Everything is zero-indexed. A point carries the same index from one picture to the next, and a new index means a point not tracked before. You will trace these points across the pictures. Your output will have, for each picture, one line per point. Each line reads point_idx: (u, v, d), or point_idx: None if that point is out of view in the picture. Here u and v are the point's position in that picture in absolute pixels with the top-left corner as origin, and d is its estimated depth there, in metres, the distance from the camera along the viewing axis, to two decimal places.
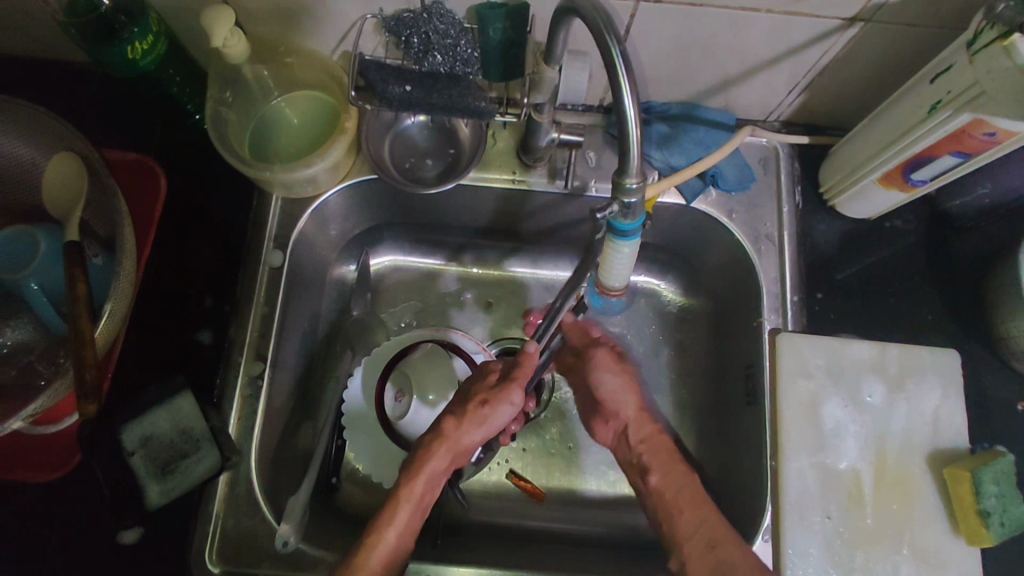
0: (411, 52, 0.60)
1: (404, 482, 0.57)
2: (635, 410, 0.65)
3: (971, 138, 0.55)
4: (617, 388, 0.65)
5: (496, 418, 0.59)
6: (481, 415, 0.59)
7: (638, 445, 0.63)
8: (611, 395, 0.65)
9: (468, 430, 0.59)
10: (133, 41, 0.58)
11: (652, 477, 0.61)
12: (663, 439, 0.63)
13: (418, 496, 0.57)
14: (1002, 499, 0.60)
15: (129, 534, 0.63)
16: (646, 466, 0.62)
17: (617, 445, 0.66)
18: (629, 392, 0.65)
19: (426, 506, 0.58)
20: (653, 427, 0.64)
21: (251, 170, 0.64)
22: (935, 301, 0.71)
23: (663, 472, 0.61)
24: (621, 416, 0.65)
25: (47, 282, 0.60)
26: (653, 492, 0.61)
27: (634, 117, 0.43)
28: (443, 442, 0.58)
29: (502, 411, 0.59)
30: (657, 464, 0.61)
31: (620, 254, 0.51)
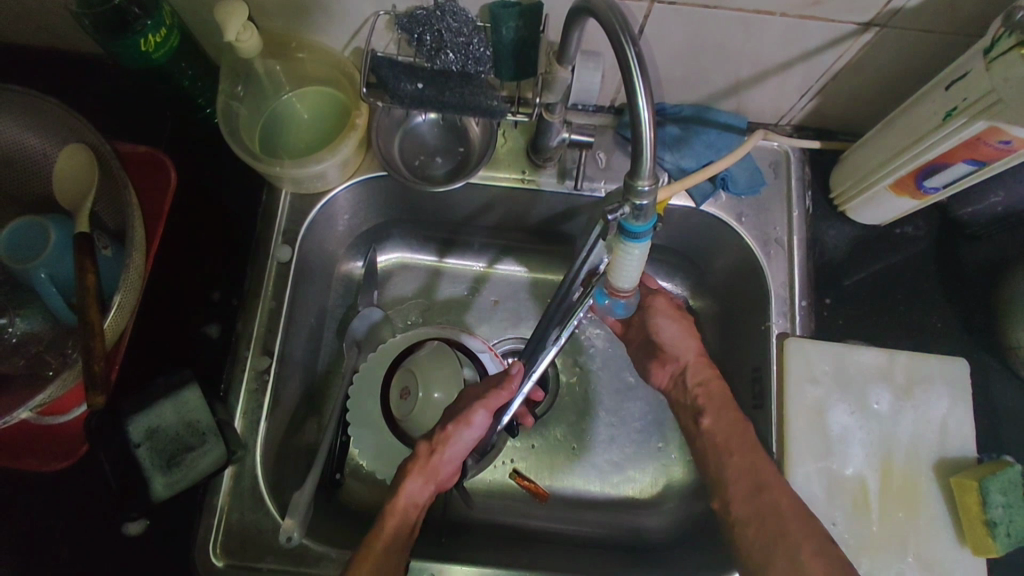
0: (422, 50, 0.59)
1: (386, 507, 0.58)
2: (695, 355, 0.69)
3: (985, 145, 0.54)
4: (676, 334, 0.69)
5: (459, 439, 0.59)
6: (443, 438, 0.59)
7: (695, 388, 0.68)
8: (670, 341, 0.69)
9: (436, 453, 0.59)
10: (146, 34, 0.58)
11: (705, 418, 0.65)
12: (721, 384, 0.67)
13: (400, 521, 0.58)
14: (1009, 509, 0.60)
15: (135, 526, 0.63)
16: (700, 408, 0.66)
17: (672, 386, 0.70)
18: (688, 338, 0.69)
19: (408, 530, 0.58)
20: (709, 371, 0.68)
21: (262, 165, 0.64)
22: (944, 308, 0.70)
23: (715, 414, 0.65)
24: (680, 360, 0.69)
25: (57, 272, 0.60)
26: (703, 432, 0.65)
27: (647, 118, 0.43)
28: (414, 466, 0.59)
29: (465, 432, 0.59)
30: (710, 406, 0.66)
31: (630, 256, 0.50)
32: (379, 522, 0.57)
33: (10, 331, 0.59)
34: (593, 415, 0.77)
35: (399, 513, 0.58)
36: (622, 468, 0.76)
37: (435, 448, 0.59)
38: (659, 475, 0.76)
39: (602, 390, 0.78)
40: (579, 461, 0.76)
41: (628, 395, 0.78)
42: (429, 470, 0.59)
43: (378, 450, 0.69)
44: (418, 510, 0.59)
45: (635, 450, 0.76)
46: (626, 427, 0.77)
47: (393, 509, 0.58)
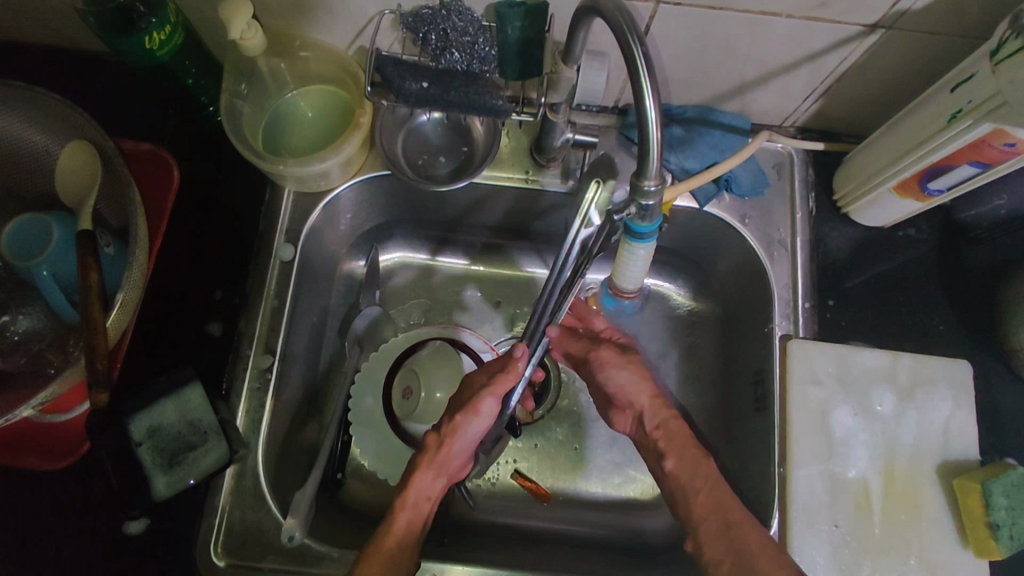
0: (428, 48, 0.60)
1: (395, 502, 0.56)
2: (649, 398, 0.64)
3: (990, 148, 0.54)
4: (628, 380, 0.65)
5: (469, 430, 0.58)
6: (453, 429, 0.58)
7: (655, 431, 0.63)
8: (620, 389, 0.65)
9: (445, 446, 0.58)
10: (151, 32, 0.58)
11: (668, 461, 0.60)
12: (680, 423, 0.63)
13: (409, 517, 0.56)
14: (1012, 512, 0.59)
15: (135, 525, 0.62)
16: (662, 451, 0.62)
17: (636, 431, 0.65)
18: (640, 382, 0.65)
19: (419, 525, 0.57)
20: (667, 411, 0.64)
21: (264, 162, 0.64)
22: (947, 311, 0.70)
23: (678, 457, 0.60)
24: (634, 405, 0.65)
25: (59, 270, 0.59)
26: (669, 475, 0.60)
27: (654, 118, 0.43)
28: (422, 459, 0.58)
29: (473, 422, 0.58)
30: (673, 448, 0.61)
31: (634, 256, 0.51)
32: (389, 517, 0.56)
33: (13, 328, 0.59)
34: (596, 415, 0.77)
35: (409, 509, 0.56)
36: (624, 469, 0.76)
37: (444, 441, 0.58)
38: None
39: None
40: (581, 461, 0.76)
41: None
42: (439, 463, 0.58)
43: (380, 449, 0.69)
44: (429, 505, 0.58)
45: (637, 451, 0.76)
46: None
47: (402, 504, 0.56)
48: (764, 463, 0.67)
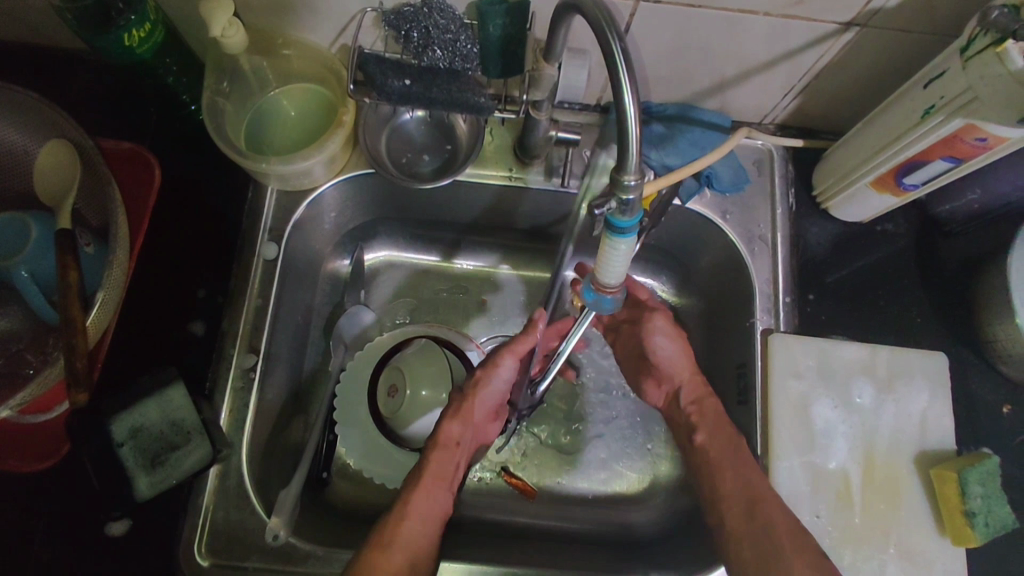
0: (410, 46, 0.60)
1: (429, 444, 0.61)
2: (690, 375, 0.68)
3: (963, 143, 0.56)
4: (672, 353, 0.69)
5: (493, 381, 0.63)
6: (477, 381, 0.63)
7: (689, 406, 0.67)
8: (666, 360, 0.69)
9: (471, 397, 0.62)
10: (130, 29, 0.58)
11: (698, 435, 0.65)
12: (715, 403, 0.66)
13: (444, 457, 0.60)
14: (987, 499, 0.61)
15: (118, 526, 0.62)
16: (694, 425, 0.66)
17: (669, 405, 0.70)
18: (684, 357, 0.69)
19: (453, 465, 0.61)
20: (702, 389, 0.68)
21: (248, 161, 0.63)
22: (925, 304, 0.72)
23: (708, 431, 0.65)
24: (675, 380, 0.69)
25: (38, 269, 0.58)
26: (698, 448, 0.65)
27: (633, 114, 0.43)
28: (451, 408, 0.62)
29: (494, 375, 0.63)
30: (702, 423, 0.66)
31: (616, 251, 0.51)
32: (425, 457, 0.60)
33: None
34: (581, 412, 0.78)
35: (442, 449, 0.61)
36: (609, 464, 0.76)
37: (470, 392, 0.62)
38: (646, 471, 0.76)
39: (588, 386, 0.79)
40: (566, 457, 0.76)
41: (615, 391, 0.79)
42: (464, 411, 0.62)
43: (366, 447, 0.69)
44: (460, 450, 0.61)
45: (623, 446, 0.77)
46: (612, 424, 0.77)
47: (436, 446, 0.61)
48: None
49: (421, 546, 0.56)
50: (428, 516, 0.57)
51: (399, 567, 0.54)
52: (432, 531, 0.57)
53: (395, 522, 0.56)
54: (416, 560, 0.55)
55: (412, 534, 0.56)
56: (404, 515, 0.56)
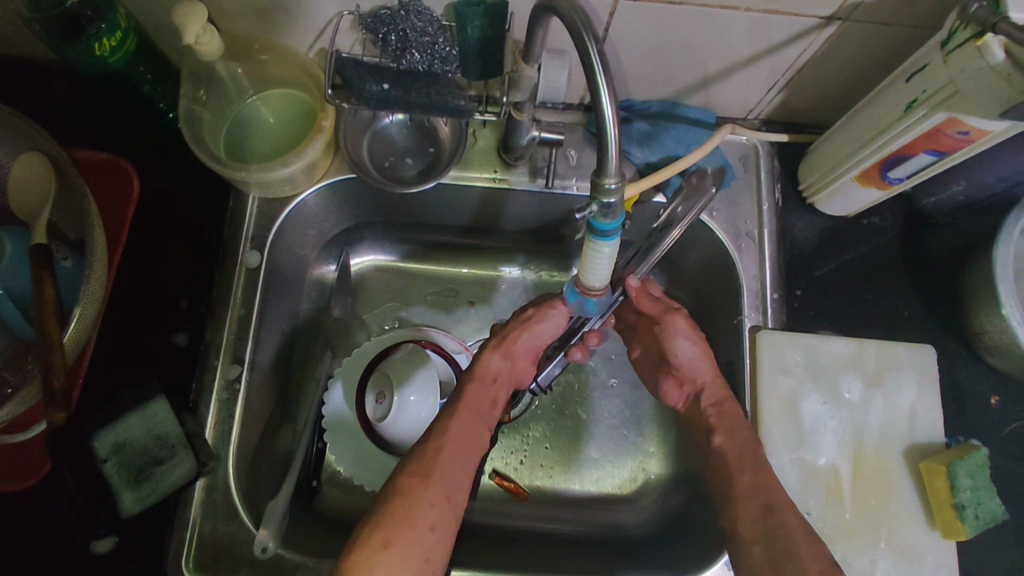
0: (388, 49, 0.59)
1: (469, 375, 0.61)
2: (711, 378, 0.65)
3: (946, 136, 0.55)
4: (694, 355, 0.66)
5: (545, 321, 0.65)
6: (527, 319, 0.65)
7: (709, 409, 0.64)
8: (690, 362, 0.66)
9: (514, 334, 0.64)
10: (101, 37, 0.57)
11: (717, 436, 0.62)
12: (737, 407, 0.63)
13: (480, 387, 0.61)
14: (976, 491, 0.61)
15: (102, 544, 0.61)
16: (711, 426, 0.63)
17: (688, 405, 0.68)
18: (706, 360, 0.66)
19: (489, 399, 0.61)
20: (724, 393, 0.65)
21: (226, 169, 0.62)
22: (911, 297, 0.72)
23: (727, 433, 0.62)
24: (697, 381, 0.66)
25: (13, 286, 0.57)
26: (716, 451, 0.62)
27: (611, 115, 0.43)
28: (493, 343, 0.64)
29: (544, 319, 0.64)
30: (723, 425, 0.62)
31: (599, 254, 0.51)
32: (464, 385, 0.60)
33: None
34: (571, 412, 0.77)
35: (478, 381, 0.61)
36: (601, 464, 0.76)
37: (515, 327, 0.64)
38: (638, 471, 0.76)
39: (578, 385, 0.78)
40: (559, 458, 0.76)
41: (605, 391, 0.78)
42: (508, 345, 0.63)
43: (355, 455, 0.69)
44: (496, 386, 0.62)
45: (614, 447, 0.77)
46: (603, 424, 0.77)
47: (473, 378, 0.61)
48: None
49: (462, 474, 0.54)
50: (467, 447, 0.55)
51: (439, 494, 0.51)
52: (470, 464, 0.55)
53: (434, 451, 0.54)
54: (456, 488, 0.53)
55: (454, 463, 0.54)
56: (442, 445, 0.54)
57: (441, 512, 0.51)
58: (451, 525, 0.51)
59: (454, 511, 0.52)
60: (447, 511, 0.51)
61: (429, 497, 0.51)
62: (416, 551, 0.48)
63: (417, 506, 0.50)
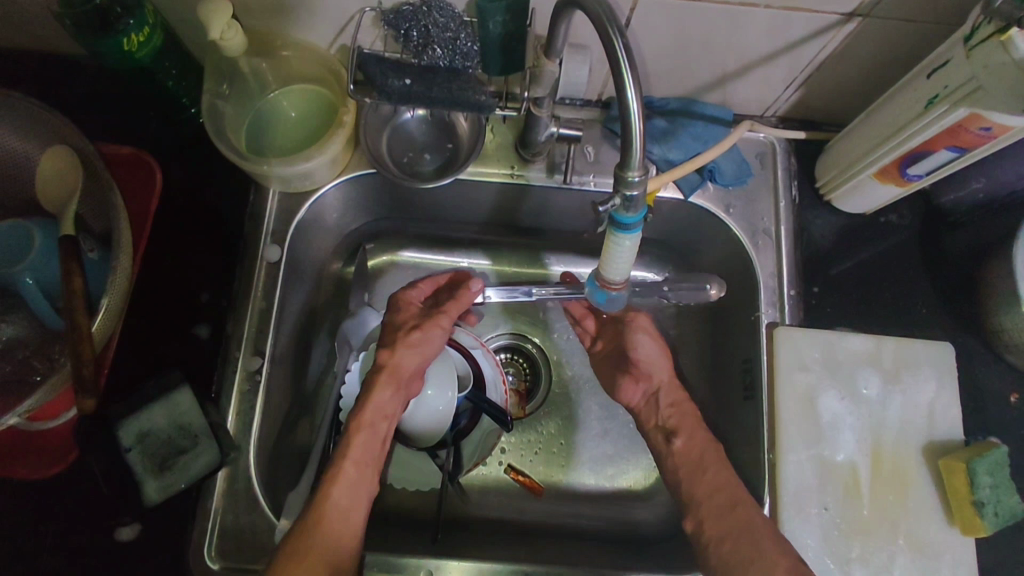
0: (410, 46, 0.60)
1: (352, 423, 0.58)
2: (668, 376, 0.69)
3: (967, 133, 0.55)
4: (650, 352, 0.70)
5: (429, 343, 0.63)
6: (407, 343, 0.63)
7: (667, 408, 0.68)
8: (646, 358, 0.70)
9: (398, 361, 0.61)
10: (129, 33, 0.58)
11: (678, 439, 0.65)
12: (691, 405, 0.68)
13: (366, 436, 0.58)
14: (996, 489, 0.61)
15: (128, 531, 0.62)
16: (673, 428, 0.66)
17: (643, 405, 0.69)
18: (662, 358, 0.70)
19: (377, 442, 0.59)
20: (681, 392, 0.68)
21: (249, 164, 0.63)
22: (930, 295, 0.72)
23: (687, 436, 0.65)
24: (654, 378, 0.69)
25: (43, 277, 0.59)
26: (674, 453, 0.65)
27: (636, 111, 0.43)
28: (378, 377, 0.60)
29: (430, 339, 0.64)
30: (683, 426, 0.66)
31: (620, 247, 0.52)
32: (347, 439, 0.57)
33: None
34: (587, 408, 0.77)
35: (366, 429, 0.58)
36: (617, 460, 0.76)
37: (394, 354, 0.62)
38: (653, 467, 0.76)
39: (593, 381, 0.79)
40: (574, 453, 0.76)
41: None
42: (396, 378, 0.61)
43: None
44: (382, 423, 0.60)
45: (629, 443, 0.77)
46: (619, 420, 0.77)
47: (358, 425, 0.58)
48: (755, 451, 0.68)
49: (348, 536, 0.54)
50: (351, 510, 0.55)
51: (324, 566, 0.51)
52: (356, 522, 0.55)
53: (316, 522, 0.53)
54: (342, 555, 0.53)
55: (338, 532, 0.53)
56: (324, 514, 0.54)
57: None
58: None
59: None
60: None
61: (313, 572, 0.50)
62: None
63: None
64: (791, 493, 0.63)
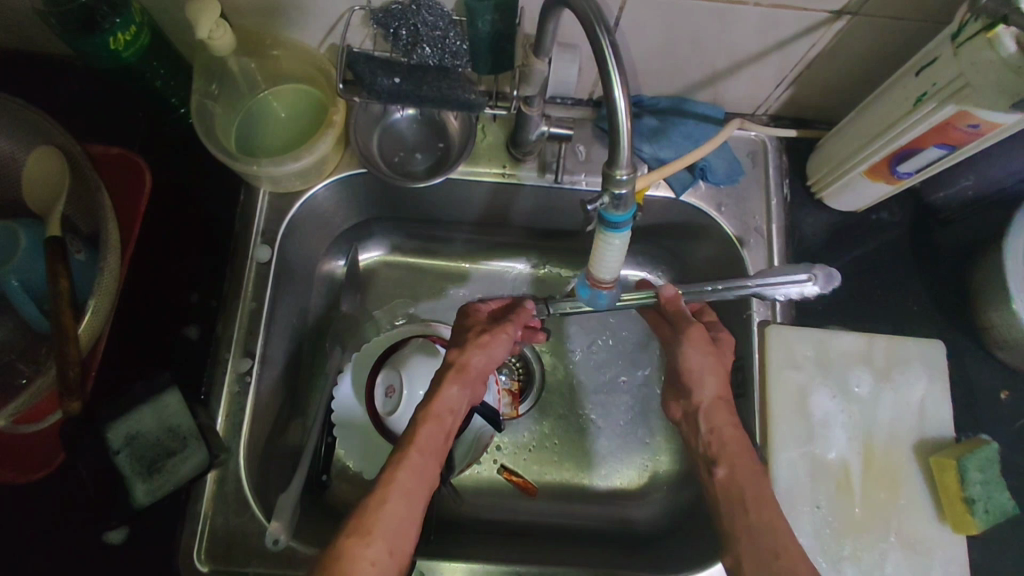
0: (399, 44, 0.60)
1: (422, 413, 0.56)
2: (714, 396, 0.60)
3: (956, 130, 0.55)
4: (702, 365, 0.61)
5: (495, 345, 0.61)
6: (477, 341, 0.60)
7: (708, 434, 0.59)
8: (693, 372, 0.61)
9: (469, 357, 0.59)
10: (116, 32, 0.58)
11: (719, 469, 0.57)
12: (740, 435, 0.58)
13: (435, 428, 0.55)
14: (987, 485, 0.61)
15: (116, 534, 0.63)
16: (713, 456, 0.58)
17: (687, 425, 0.62)
18: (715, 375, 0.61)
19: (444, 436, 0.55)
20: (728, 416, 0.59)
21: (238, 163, 0.63)
22: (921, 292, 0.72)
23: (730, 466, 0.57)
24: (696, 397, 0.61)
25: (28, 278, 0.58)
26: (716, 484, 0.57)
27: (624, 109, 0.43)
28: (450, 373, 0.58)
29: (498, 340, 0.61)
30: (724, 455, 0.57)
31: (610, 246, 0.52)
32: (415, 427, 0.55)
33: None
34: (581, 408, 0.77)
35: (434, 420, 0.55)
36: (610, 459, 0.76)
37: (466, 352, 0.59)
38: (645, 466, 0.76)
39: (586, 380, 0.78)
40: (567, 454, 0.76)
41: (613, 387, 0.78)
42: (465, 374, 0.58)
43: (365, 449, 0.69)
44: (452, 419, 0.57)
45: (622, 442, 0.77)
46: (612, 420, 0.77)
47: (428, 416, 0.55)
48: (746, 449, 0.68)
49: (407, 525, 0.50)
50: (414, 497, 0.51)
51: (379, 551, 0.48)
52: (418, 509, 0.51)
53: (377, 504, 0.50)
54: (399, 541, 0.49)
55: (398, 517, 0.50)
56: (387, 496, 0.50)
57: (382, 568, 0.47)
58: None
59: (397, 565, 0.48)
60: (389, 565, 0.48)
61: (367, 555, 0.47)
62: None
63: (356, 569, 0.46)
64: (783, 492, 0.63)
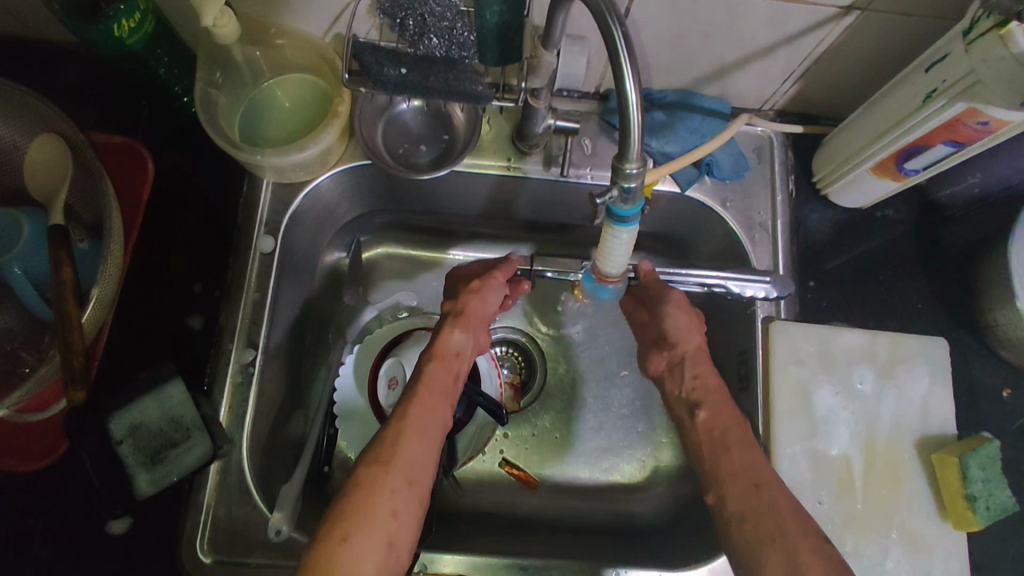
0: (406, 34, 0.58)
1: (427, 354, 0.57)
2: (696, 347, 0.62)
3: (965, 127, 0.55)
4: (684, 322, 0.62)
5: (489, 292, 0.61)
6: (471, 288, 0.61)
7: (692, 379, 0.60)
8: (675, 327, 0.62)
9: (468, 306, 0.60)
10: (120, 19, 0.57)
11: (702, 411, 0.58)
12: (718, 379, 0.60)
13: (441, 367, 0.56)
14: (988, 483, 0.61)
15: (118, 524, 0.63)
16: (697, 400, 0.59)
17: (667, 375, 0.62)
18: (694, 329, 0.62)
19: (452, 376, 0.56)
20: (709, 365, 0.61)
21: (241, 153, 0.62)
22: (925, 290, 0.72)
23: (712, 408, 0.58)
24: (679, 348, 0.62)
25: (30, 266, 0.58)
26: (699, 426, 0.57)
27: (635, 101, 0.43)
28: (450, 320, 0.59)
29: (489, 292, 0.61)
30: (707, 398, 0.58)
31: (617, 240, 0.52)
32: (421, 367, 0.56)
33: None
34: (582, 401, 0.77)
35: (440, 360, 0.57)
36: (612, 453, 0.76)
37: (463, 300, 0.60)
38: (647, 461, 0.76)
39: (590, 373, 0.78)
40: (570, 447, 0.76)
41: (615, 381, 0.78)
42: (465, 320, 0.59)
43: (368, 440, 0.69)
44: (459, 361, 0.58)
45: (624, 436, 0.76)
46: (614, 414, 0.77)
47: (434, 356, 0.57)
48: None
49: (424, 456, 0.50)
50: (428, 428, 0.52)
51: (400, 478, 0.48)
52: (433, 441, 0.52)
53: (393, 437, 0.50)
54: (417, 471, 0.49)
55: (414, 447, 0.50)
56: (403, 429, 0.51)
57: (403, 496, 0.48)
58: (416, 509, 0.48)
59: (418, 493, 0.49)
60: (410, 494, 0.48)
61: (388, 483, 0.48)
62: (381, 540, 0.45)
63: (378, 494, 0.47)
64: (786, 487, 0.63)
